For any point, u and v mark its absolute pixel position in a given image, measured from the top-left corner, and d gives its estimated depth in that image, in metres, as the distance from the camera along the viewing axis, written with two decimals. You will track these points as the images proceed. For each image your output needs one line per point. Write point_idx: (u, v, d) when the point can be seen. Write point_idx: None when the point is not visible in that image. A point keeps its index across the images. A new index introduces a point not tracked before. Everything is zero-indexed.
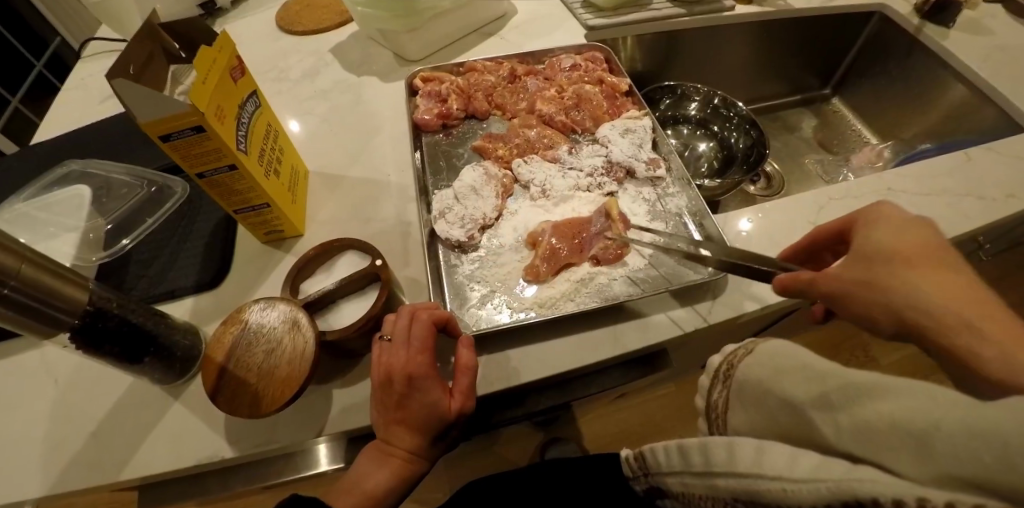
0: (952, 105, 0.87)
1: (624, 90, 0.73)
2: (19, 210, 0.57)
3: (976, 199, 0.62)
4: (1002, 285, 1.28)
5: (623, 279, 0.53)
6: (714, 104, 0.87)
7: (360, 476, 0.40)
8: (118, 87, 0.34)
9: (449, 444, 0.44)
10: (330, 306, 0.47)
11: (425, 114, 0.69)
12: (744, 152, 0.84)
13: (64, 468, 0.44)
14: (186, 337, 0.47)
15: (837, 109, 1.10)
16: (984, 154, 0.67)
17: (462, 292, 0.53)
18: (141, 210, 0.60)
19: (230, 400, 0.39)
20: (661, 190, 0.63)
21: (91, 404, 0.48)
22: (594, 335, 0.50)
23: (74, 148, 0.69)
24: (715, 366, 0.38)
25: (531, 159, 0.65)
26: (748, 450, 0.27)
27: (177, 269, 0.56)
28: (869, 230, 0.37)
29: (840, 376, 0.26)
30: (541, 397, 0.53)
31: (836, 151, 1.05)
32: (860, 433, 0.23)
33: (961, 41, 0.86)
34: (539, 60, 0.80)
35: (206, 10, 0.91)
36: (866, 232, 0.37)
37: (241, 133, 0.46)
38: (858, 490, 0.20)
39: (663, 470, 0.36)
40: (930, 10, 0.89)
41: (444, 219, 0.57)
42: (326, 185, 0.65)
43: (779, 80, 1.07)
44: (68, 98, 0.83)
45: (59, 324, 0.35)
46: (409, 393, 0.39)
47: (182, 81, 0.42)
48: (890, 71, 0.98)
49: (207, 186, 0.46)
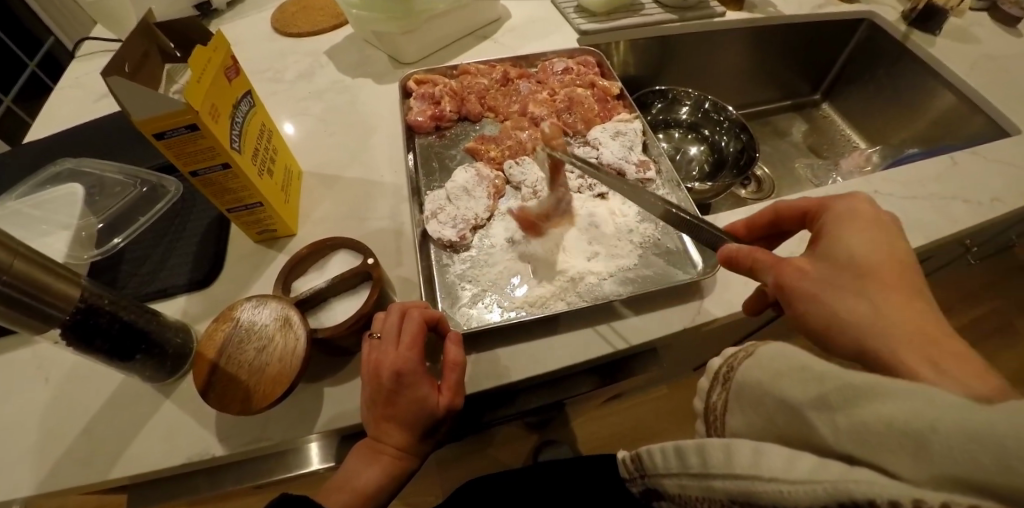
0: (939, 112, 0.89)
1: (615, 94, 0.74)
2: (11, 208, 0.56)
3: (963, 202, 0.63)
4: (988, 289, 1.30)
5: (612, 278, 0.54)
6: (705, 109, 0.89)
7: (350, 473, 0.40)
8: (112, 85, 0.35)
9: (439, 441, 0.44)
10: (322, 304, 0.47)
11: (419, 116, 0.70)
12: (735, 155, 0.85)
13: (53, 467, 0.44)
14: (178, 335, 0.48)
15: (826, 114, 1.12)
16: (970, 159, 0.69)
17: (453, 291, 0.53)
18: (134, 208, 0.60)
19: (221, 397, 0.40)
20: (651, 191, 0.63)
21: (82, 404, 0.48)
22: (585, 334, 0.50)
23: (67, 147, 0.69)
24: (714, 368, 0.38)
25: (523, 160, 0.66)
26: (745, 451, 0.28)
27: (170, 268, 0.56)
28: (843, 227, 0.37)
29: (837, 377, 0.26)
30: (532, 396, 0.53)
31: (826, 156, 1.06)
32: (857, 434, 0.23)
33: (948, 49, 0.88)
34: (532, 64, 0.81)
35: (201, 11, 0.91)
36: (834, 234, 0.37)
37: (235, 132, 0.46)
38: (854, 492, 0.21)
39: (659, 471, 0.37)
40: (917, 18, 0.91)
41: (436, 218, 0.58)
42: (322, 185, 0.65)
43: (771, 85, 1.09)
44: (61, 97, 0.83)
45: (50, 320, 0.35)
46: (398, 390, 0.40)
47: (177, 79, 0.43)
48: (879, 77, 1.00)
49: (200, 184, 0.46)
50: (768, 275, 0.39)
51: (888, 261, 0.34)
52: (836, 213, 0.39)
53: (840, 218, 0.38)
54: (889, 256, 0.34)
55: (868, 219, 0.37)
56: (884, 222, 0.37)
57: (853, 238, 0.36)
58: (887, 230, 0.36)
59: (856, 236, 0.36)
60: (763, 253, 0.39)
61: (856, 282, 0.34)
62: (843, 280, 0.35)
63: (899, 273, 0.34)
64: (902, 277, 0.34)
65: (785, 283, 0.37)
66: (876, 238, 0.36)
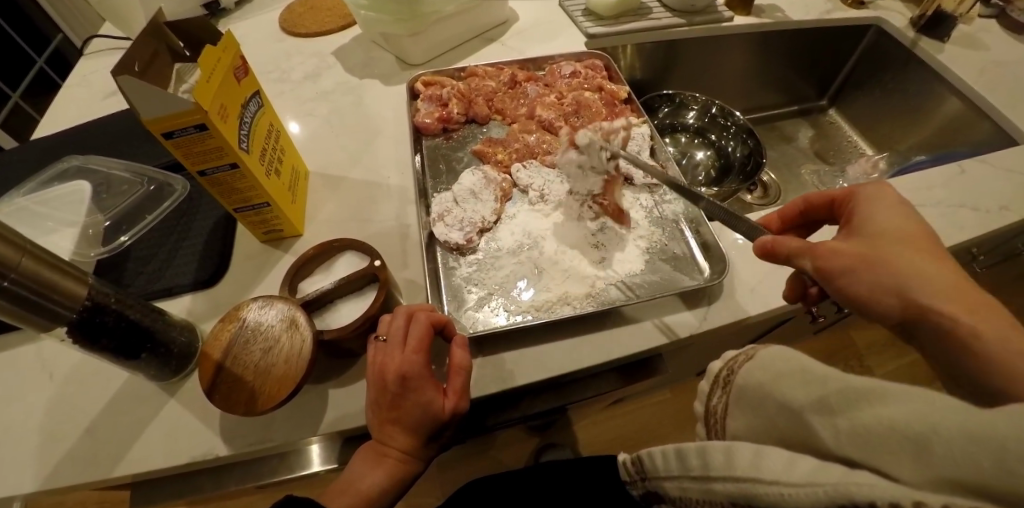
0: (946, 119, 0.88)
1: (623, 98, 0.74)
2: (18, 204, 0.57)
3: (971, 211, 0.63)
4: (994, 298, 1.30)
5: (619, 283, 0.54)
6: (712, 113, 0.89)
7: (355, 476, 0.40)
8: (122, 84, 0.35)
9: (444, 444, 0.44)
10: (327, 306, 0.47)
11: (426, 118, 0.70)
12: (741, 161, 0.85)
13: (57, 465, 0.44)
14: (183, 334, 0.47)
15: (833, 120, 1.12)
16: (979, 166, 0.68)
17: (460, 294, 0.53)
18: (141, 206, 0.60)
19: (226, 398, 0.40)
20: (658, 197, 0.64)
21: (86, 403, 0.48)
22: (589, 340, 0.50)
23: (75, 144, 0.69)
24: (714, 371, 0.38)
25: (530, 164, 0.66)
26: (745, 453, 0.28)
27: (176, 268, 0.56)
28: (867, 205, 0.41)
29: (840, 379, 0.26)
30: (536, 400, 0.53)
31: (832, 161, 1.06)
32: (858, 437, 0.23)
33: (957, 55, 0.87)
34: (540, 66, 0.81)
35: (209, 10, 0.92)
36: (863, 217, 0.40)
37: (244, 132, 0.46)
38: (856, 494, 0.21)
39: (661, 473, 0.36)
40: (925, 25, 0.90)
41: (443, 221, 0.58)
42: (328, 186, 0.65)
43: (777, 90, 1.09)
44: (70, 94, 0.83)
45: (57, 318, 0.35)
46: (403, 394, 0.39)
47: (186, 79, 0.43)
48: (887, 83, 0.99)
49: (208, 184, 0.47)
50: (806, 261, 0.39)
51: (915, 230, 0.37)
52: (858, 201, 0.42)
53: (868, 201, 0.41)
54: (913, 230, 0.37)
55: (890, 200, 0.40)
56: (905, 201, 0.40)
57: (876, 217, 0.39)
58: (903, 205, 0.39)
59: (886, 215, 0.39)
60: (793, 240, 0.40)
61: (896, 247, 0.36)
62: (886, 251, 0.36)
63: (924, 240, 0.36)
64: (933, 249, 0.36)
65: (822, 268, 0.38)
66: (901, 219, 0.38)
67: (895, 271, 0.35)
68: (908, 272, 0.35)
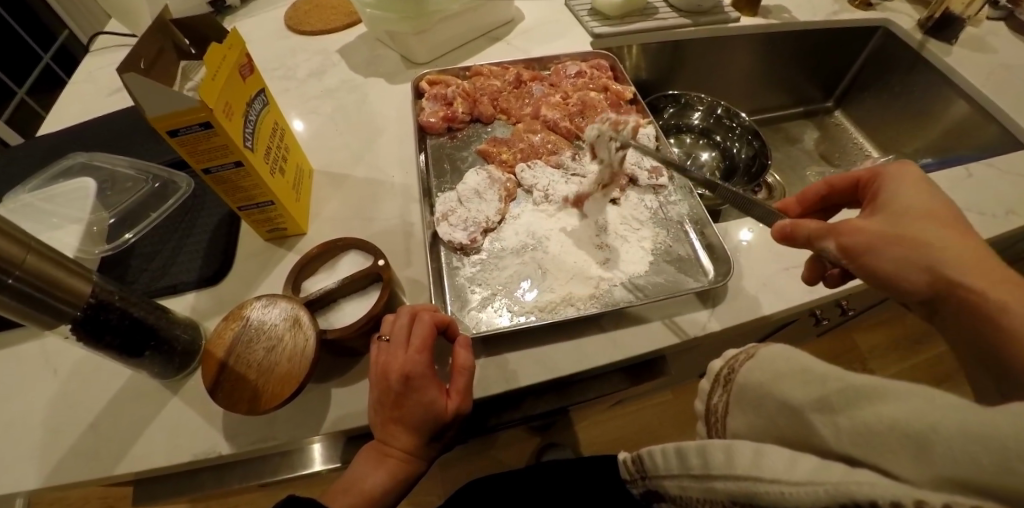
0: (953, 121, 0.87)
1: (628, 99, 0.74)
2: (23, 200, 0.57)
3: (977, 214, 0.62)
4: None
5: (623, 284, 0.54)
6: (717, 114, 0.88)
7: (357, 476, 0.40)
8: (128, 81, 0.35)
9: (445, 445, 0.44)
10: (330, 305, 0.47)
11: (431, 117, 0.70)
12: (746, 162, 0.85)
13: (60, 459, 0.44)
14: (186, 332, 0.47)
15: (839, 122, 1.11)
16: (985, 170, 0.68)
17: (463, 294, 0.53)
18: (145, 204, 0.60)
19: (229, 395, 0.40)
20: (663, 198, 0.63)
21: (88, 397, 0.48)
22: (592, 341, 0.50)
23: (80, 141, 0.69)
24: (714, 369, 0.37)
25: (535, 164, 0.66)
26: (746, 451, 0.27)
27: (179, 265, 0.56)
28: (889, 184, 0.40)
29: (840, 378, 0.26)
30: (538, 401, 0.53)
31: (838, 164, 1.05)
32: (859, 435, 0.23)
33: (964, 57, 0.87)
34: (545, 66, 0.80)
35: (215, 7, 0.92)
36: (885, 194, 0.40)
37: (248, 130, 0.46)
38: (856, 493, 0.21)
39: (661, 472, 0.36)
40: (933, 27, 0.90)
41: (447, 221, 0.58)
42: (331, 184, 0.65)
43: (783, 92, 1.08)
44: (75, 91, 0.83)
45: (61, 315, 0.35)
46: (406, 393, 0.39)
47: (191, 77, 0.43)
48: (894, 85, 0.99)
49: (212, 182, 0.47)
50: (828, 241, 0.39)
51: (939, 205, 0.36)
52: (880, 179, 0.41)
53: (890, 179, 0.40)
54: (935, 204, 0.37)
55: (912, 176, 0.40)
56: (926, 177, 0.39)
57: (898, 194, 0.39)
58: (925, 181, 0.39)
59: (908, 191, 0.38)
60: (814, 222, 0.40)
61: (920, 222, 0.36)
62: (910, 226, 0.36)
63: (948, 214, 0.36)
64: (957, 223, 0.35)
65: (844, 247, 0.38)
66: (924, 194, 0.38)
67: (918, 248, 0.35)
68: (932, 248, 0.34)
